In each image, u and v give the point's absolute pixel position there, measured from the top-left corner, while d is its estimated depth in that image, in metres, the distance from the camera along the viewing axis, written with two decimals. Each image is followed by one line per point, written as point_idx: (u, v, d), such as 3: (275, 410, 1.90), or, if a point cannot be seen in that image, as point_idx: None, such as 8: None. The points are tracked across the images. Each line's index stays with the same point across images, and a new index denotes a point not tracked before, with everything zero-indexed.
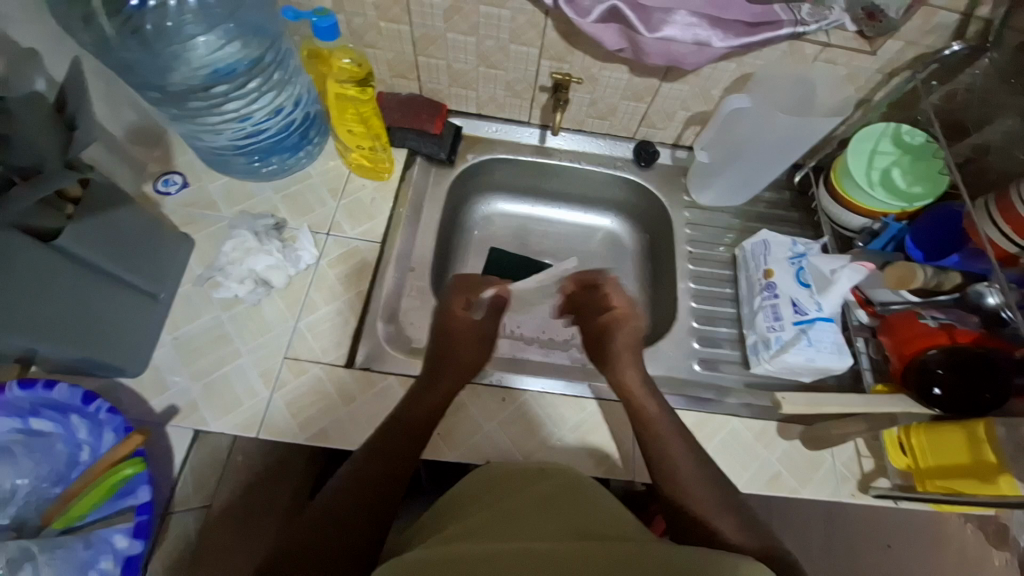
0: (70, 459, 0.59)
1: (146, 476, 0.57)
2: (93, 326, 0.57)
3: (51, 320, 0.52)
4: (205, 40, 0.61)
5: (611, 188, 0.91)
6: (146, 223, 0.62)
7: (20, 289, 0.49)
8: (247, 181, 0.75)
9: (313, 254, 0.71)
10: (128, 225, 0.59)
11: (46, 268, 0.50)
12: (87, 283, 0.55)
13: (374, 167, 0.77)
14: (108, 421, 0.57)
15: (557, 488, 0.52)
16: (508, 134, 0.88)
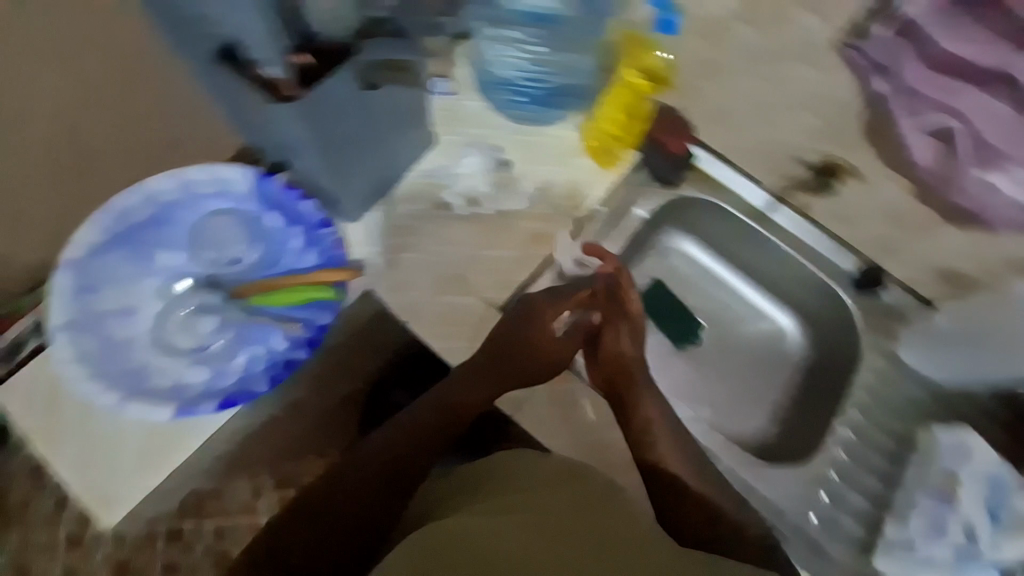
0: (274, 261, 0.69)
1: (334, 305, 0.67)
2: (343, 167, 0.64)
3: (330, 144, 0.59)
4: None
5: (809, 292, 0.83)
6: (407, 104, 0.66)
7: (335, 108, 0.56)
8: (499, 114, 0.79)
9: (523, 202, 0.77)
10: (401, 101, 0.65)
11: (346, 103, 0.57)
12: (360, 131, 0.61)
13: (605, 156, 0.79)
14: (325, 246, 0.69)
15: (571, 493, 0.52)
16: (738, 185, 0.82)
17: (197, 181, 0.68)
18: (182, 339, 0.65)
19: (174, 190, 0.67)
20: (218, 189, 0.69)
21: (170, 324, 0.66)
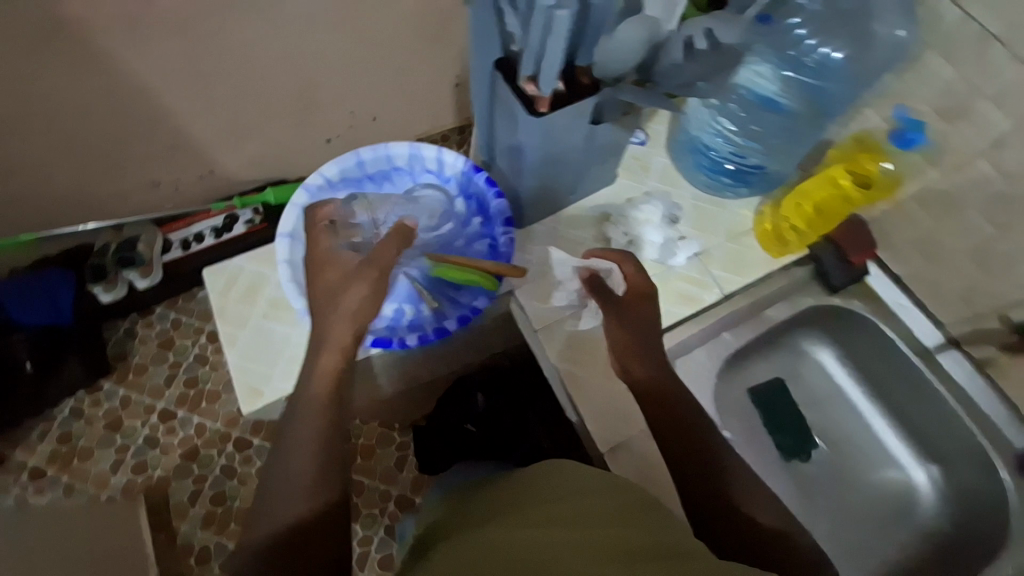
0: (451, 238, 0.76)
1: (488, 294, 0.72)
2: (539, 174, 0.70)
3: (545, 155, 0.67)
4: (786, 74, 0.74)
5: (960, 455, 0.75)
6: (619, 143, 0.72)
7: (565, 124, 0.62)
8: (682, 174, 0.81)
9: (680, 260, 0.77)
10: (616, 135, 0.69)
11: (577, 124, 0.62)
12: (571, 151, 0.67)
13: (777, 245, 0.78)
14: (501, 245, 0.74)
15: (625, 506, 0.49)
16: (909, 318, 0.77)
17: (423, 155, 0.76)
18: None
19: (402, 155, 0.76)
20: (436, 167, 0.77)
21: None
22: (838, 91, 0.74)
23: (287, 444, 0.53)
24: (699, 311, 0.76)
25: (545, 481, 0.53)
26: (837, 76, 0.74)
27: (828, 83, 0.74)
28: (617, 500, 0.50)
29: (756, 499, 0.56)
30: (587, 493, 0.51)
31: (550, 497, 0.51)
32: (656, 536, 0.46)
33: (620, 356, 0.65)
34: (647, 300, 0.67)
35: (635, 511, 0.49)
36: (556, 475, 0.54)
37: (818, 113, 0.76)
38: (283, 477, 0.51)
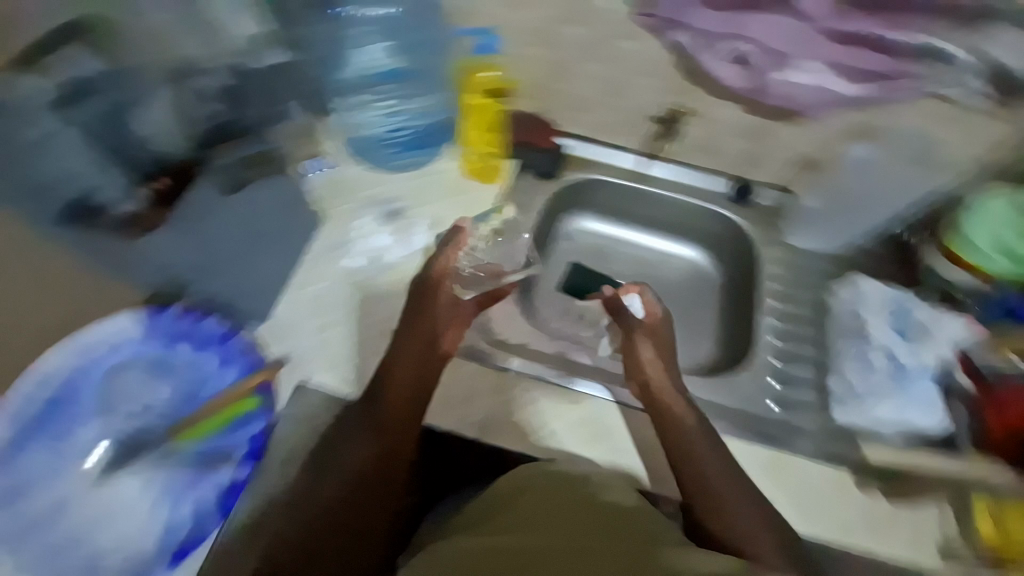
0: (191, 392, 0.64)
1: (263, 412, 0.64)
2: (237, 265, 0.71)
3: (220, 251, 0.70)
4: (380, 48, 0.76)
5: (704, 221, 0.93)
6: None
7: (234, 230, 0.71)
8: (378, 171, 0.83)
9: (424, 239, 0.80)
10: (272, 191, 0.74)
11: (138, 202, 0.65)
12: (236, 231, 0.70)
13: (487, 174, 0.85)
14: (239, 358, 0.65)
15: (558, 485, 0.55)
16: (607, 157, 0.92)
17: (87, 345, 0.59)
18: (132, 514, 0.59)
19: (59, 368, 0.57)
20: (109, 344, 0.60)
21: (109, 495, 0.60)
22: (422, 29, 0.76)
23: (355, 441, 0.65)
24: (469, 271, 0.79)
25: (510, 489, 0.56)
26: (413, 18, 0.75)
27: (410, 33, 0.76)
28: (569, 485, 0.55)
29: (740, 507, 0.61)
30: (543, 487, 0.55)
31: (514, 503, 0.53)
32: (605, 504, 0.51)
33: (655, 382, 0.71)
34: (659, 327, 0.79)
35: (586, 489, 0.54)
36: (525, 478, 0.57)
37: (426, 53, 0.77)
38: (390, 410, 0.65)
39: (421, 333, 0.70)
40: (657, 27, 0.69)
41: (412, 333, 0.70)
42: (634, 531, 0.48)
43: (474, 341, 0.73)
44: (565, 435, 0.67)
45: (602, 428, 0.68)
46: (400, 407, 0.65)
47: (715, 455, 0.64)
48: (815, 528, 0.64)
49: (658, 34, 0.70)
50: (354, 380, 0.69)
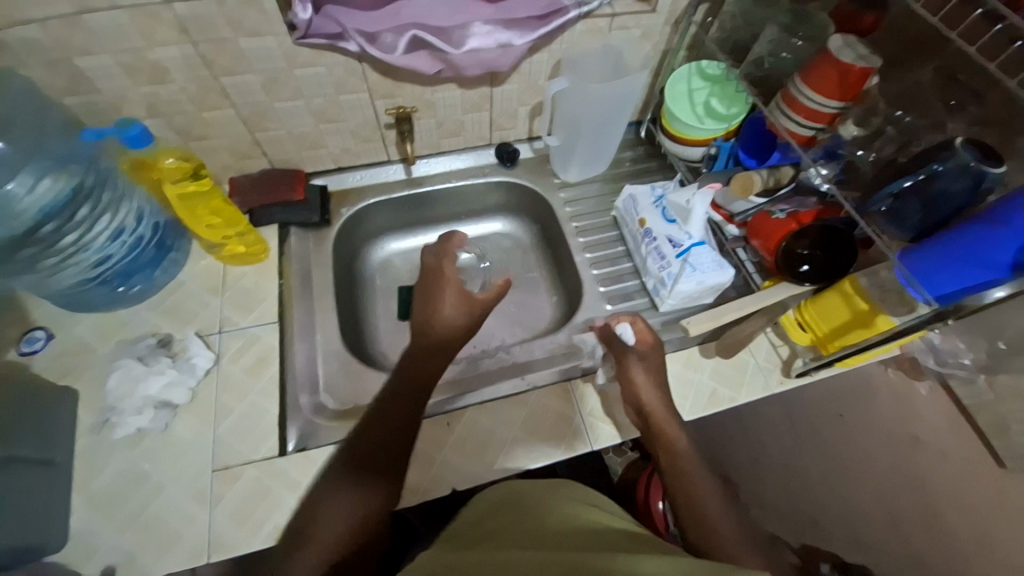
0: None
1: None
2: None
3: None
4: (17, 191, 0.61)
5: (491, 194, 0.96)
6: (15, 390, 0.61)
7: None
8: (115, 309, 0.73)
9: (209, 356, 0.71)
10: None
11: None
12: None
13: (249, 251, 0.78)
14: None
15: (518, 504, 0.52)
16: (374, 177, 0.91)
17: None
18: None
19: None
20: None
21: None
22: (55, 143, 0.64)
23: (343, 493, 0.55)
24: (281, 356, 0.73)
25: (478, 519, 0.52)
26: (30, 140, 0.62)
27: (46, 146, 0.63)
28: (531, 496, 0.53)
29: (710, 504, 0.53)
30: (510, 507, 0.52)
31: (489, 528, 0.49)
32: (586, 519, 0.48)
33: (649, 402, 0.63)
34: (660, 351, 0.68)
35: (553, 497, 0.52)
36: (483, 508, 0.55)
37: (83, 168, 0.65)
38: (382, 445, 0.57)
39: (428, 364, 0.63)
40: (325, 45, 0.68)
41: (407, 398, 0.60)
42: (625, 542, 0.43)
43: (322, 422, 0.69)
44: (454, 458, 0.68)
45: (482, 424, 0.70)
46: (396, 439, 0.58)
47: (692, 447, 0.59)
48: (687, 410, 0.71)
49: (332, 48, 0.68)
50: (203, 544, 0.60)
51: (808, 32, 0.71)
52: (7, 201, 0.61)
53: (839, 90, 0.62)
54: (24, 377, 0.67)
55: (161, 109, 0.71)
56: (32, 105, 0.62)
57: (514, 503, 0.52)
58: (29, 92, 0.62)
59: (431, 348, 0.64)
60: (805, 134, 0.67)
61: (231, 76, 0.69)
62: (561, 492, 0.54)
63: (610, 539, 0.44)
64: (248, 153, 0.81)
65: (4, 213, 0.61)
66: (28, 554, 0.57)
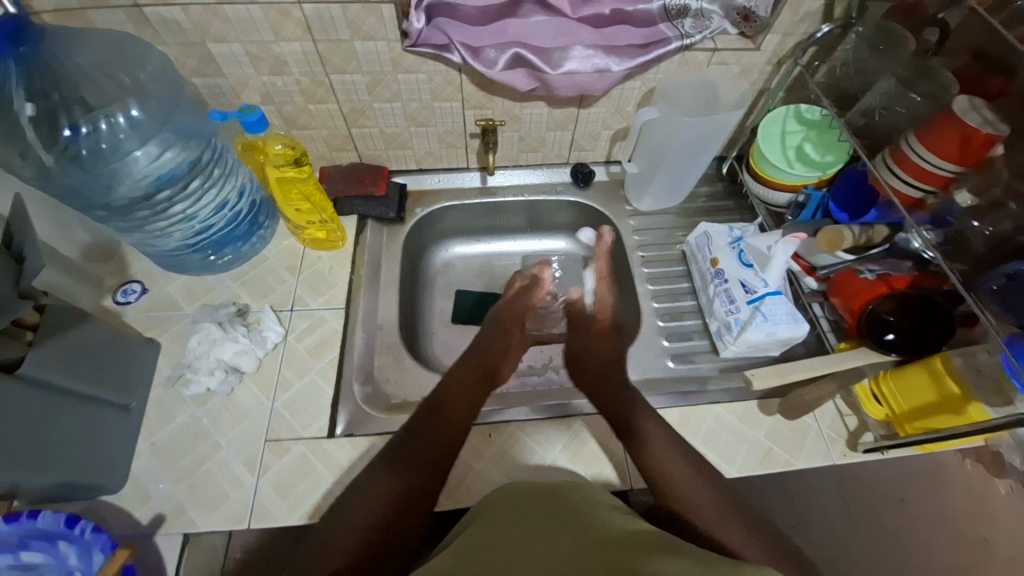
0: None
1: None
2: (71, 451, 0.58)
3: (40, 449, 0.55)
4: (143, 158, 0.67)
5: (560, 212, 0.96)
6: (108, 335, 0.66)
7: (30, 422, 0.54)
8: (203, 275, 0.79)
9: (278, 331, 0.75)
10: (88, 341, 0.62)
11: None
12: (58, 405, 0.57)
13: (328, 238, 0.83)
14: (95, 541, 0.54)
15: (530, 501, 0.53)
16: (451, 181, 0.94)
17: None
18: None
19: None
20: None
21: None
22: (182, 119, 0.69)
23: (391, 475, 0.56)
24: (342, 342, 0.76)
25: (486, 508, 0.54)
26: (161, 114, 0.67)
27: (174, 121, 0.68)
28: (538, 491, 0.54)
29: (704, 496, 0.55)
30: (519, 499, 0.53)
31: (502, 516, 0.50)
32: (598, 523, 0.48)
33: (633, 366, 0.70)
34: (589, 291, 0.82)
35: (553, 493, 0.53)
36: (490, 498, 0.56)
37: (202, 142, 0.71)
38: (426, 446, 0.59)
39: (460, 402, 0.65)
40: (431, 54, 0.71)
41: (432, 424, 0.61)
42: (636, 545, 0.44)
43: (371, 412, 0.72)
44: (491, 472, 0.68)
45: (523, 440, 0.70)
46: (428, 453, 0.59)
47: (670, 444, 0.60)
48: (737, 465, 0.67)
49: (435, 58, 0.72)
50: (247, 509, 0.63)
51: (929, 89, 0.67)
52: (132, 164, 0.66)
53: (958, 154, 0.59)
54: (117, 323, 0.74)
55: (274, 97, 0.76)
56: (167, 83, 0.68)
57: (527, 494, 0.54)
58: (163, 70, 0.68)
59: (474, 384, 0.69)
60: (913, 196, 0.64)
61: (339, 74, 0.73)
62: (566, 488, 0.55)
63: (618, 543, 0.44)
64: (341, 145, 0.86)
65: (127, 175, 0.66)
66: (94, 489, 0.61)
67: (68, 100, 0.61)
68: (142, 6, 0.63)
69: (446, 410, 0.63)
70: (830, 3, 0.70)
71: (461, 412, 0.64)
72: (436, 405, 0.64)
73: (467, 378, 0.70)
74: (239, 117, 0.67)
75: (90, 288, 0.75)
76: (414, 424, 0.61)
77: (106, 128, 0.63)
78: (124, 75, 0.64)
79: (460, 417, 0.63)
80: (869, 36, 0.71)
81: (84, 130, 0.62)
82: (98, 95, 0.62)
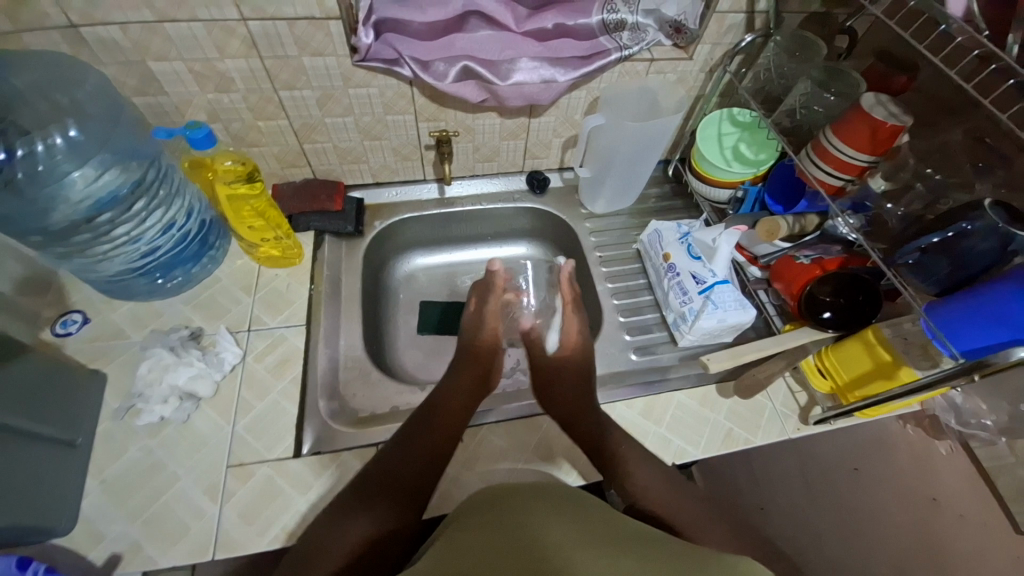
0: None
1: None
2: (14, 495, 0.54)
3: None
4: (81, 180, 0.64)
5: (519, 218, 0.99)
6: (48, 369, 0.62)
7: None
8: (152, 299, 0.76)
9: (236, 352, 0.73)
10: (27, 374, 0.59)
11: None
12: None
13: (284, 256, 0.81)
14: None
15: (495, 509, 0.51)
16: (408, 194, 0.95)
17: None
18: None
19: None
20: None
21: None
22: (123, 139, 0.67)
23: (364, 510, 0.54)
24: (305, 359, 0.75)
25: (467, 512, 0.52)
26: (100, 133, 0.64)
27: (114, 142, 0.66)
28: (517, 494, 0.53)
29: (678, 512, 0.56)
30: (499, 503, 0.52)
31: (484, 522, 0.48)
32: (567, 524, 0.47)
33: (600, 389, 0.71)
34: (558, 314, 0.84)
35: (535, 499, 0.52)
36: (464, 506, 0.54)
37: (145, 162, 0.69)
38: (399, 471, 0.59)
39: (450, 411, 0.67)
40: (381, 68, 0.72)
41: (420, 438, 0.62)
42: (612, 548, 0.43)
43: (338, 427, 0.70)
44: (468, 479, 0.68)
45: (494, 441, 0.71)
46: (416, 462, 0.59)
47: (657, 476, 0.60)
48: (701, 447, 0.70)
49: (387, 72, 0.73)
50: (210, 539, 0.60)
51: (841, 89, 0.74)
52: (69, 187, 0.63)
53: (869, 144, 0.65)
54: (57, 356, 0.69)
55: (220, 115, 0.75)
56: (107, 103, 0.66)
57: (512, 498, 0.52)
58: (102, 90, 0.65)
59: (458, 401, 0.69)
60: (834, 184, 0.70)
61: (289, 90, 0.73)
62: (544, 491, 0.54)
63: (591, 545, 0.43)
64: (294, 162, 0.86)
65: (64, 198, 0.63)
66: (39, 534, 0.57)
67: (4, 122, 0.58)
68: (78, 26, 0.61)
69: (435, 423, 0.65)
70: (749, 15, 0.76)
71: (450, 423, 0.65)
72: (424, 422, 0.64)
73: (461, 383, 0.72)
74: (185, 134, 0.66)
75: (23, 323, 0.71)
76: (403, 437, 0.62)
77: (41, 150, 0.60)
78: (61, 95, 0.62)
79: (446, 429, 0.64)
80: (785, 43, 0.77)
81: (18, 153, 0.59)
82: (33, 117, 0.60)
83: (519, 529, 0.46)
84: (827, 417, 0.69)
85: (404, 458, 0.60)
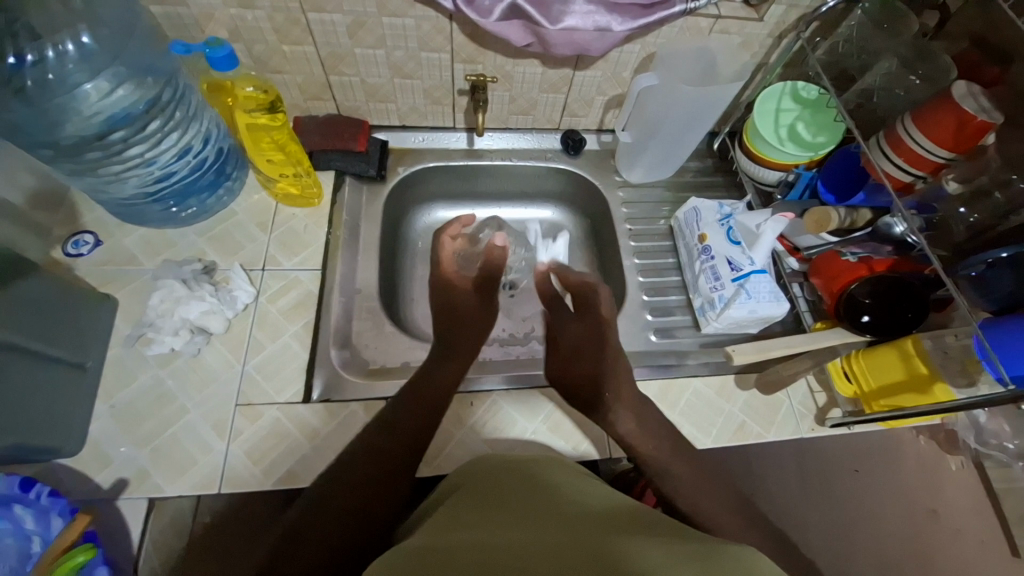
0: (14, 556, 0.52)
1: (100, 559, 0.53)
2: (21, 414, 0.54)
3: None
4: (93, 93, 0.59)
5: (548, 179, 0.93)
6: (58, 290, 0.61)
7: None
8: (165, 227, 0.73)
9: (249, 292, 0.71)
10: (37, 293, 0.58)
11: None
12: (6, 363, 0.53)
13: (302, 194, 0.78)
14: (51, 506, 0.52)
15: (493, 487, 0.49)
16: (436, 141, 0.89)
17: None
18: None
19: None
20: None
21: None
22: (137, 52, 0.62)
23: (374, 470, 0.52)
24: (318, 307, 0.73)
25: (470, 486, 0.51)
26: (114, 42, 0.59)
27: (129, 54, 0.61)
28: (519, 472, 0.51)
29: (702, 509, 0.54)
30: (503, 476, 0.51)
31: (486, 498, 0.47)
32: (572, 502, 0.46)
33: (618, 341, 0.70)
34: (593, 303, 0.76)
35: (540, 476, 0.50)
36: (465, 481, 0.52)
37: (161, 79, 0.64)
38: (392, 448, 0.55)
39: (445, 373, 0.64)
40: None
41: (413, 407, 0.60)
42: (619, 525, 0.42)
43: (348, 377, 0.69)
44: (473, 441, 0.68)
45: (500, 408, 0.70)
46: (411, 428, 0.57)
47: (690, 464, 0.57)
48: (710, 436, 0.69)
49: (425, 2, 0.66)
50: (216, 474, 0.61)
51: (929, 72, 0.67)
52: (81, 99, 0.59)
53: (952, 139, 0.58)
54: (68, 276, 0.68)
55: (242, 35, 0.69)
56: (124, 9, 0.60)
57: (518, 467, 0.52)
58: None
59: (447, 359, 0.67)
60: (903, 179, 0.64)
61: (318, 12, 0.67)
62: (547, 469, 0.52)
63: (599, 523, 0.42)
64: (318, 94, 0.80)
65: (75, 111, 0.59)
66: (47, 452, 0.58)
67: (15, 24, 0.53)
68: None
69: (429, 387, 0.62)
70: None
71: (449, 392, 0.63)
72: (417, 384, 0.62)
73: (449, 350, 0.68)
74: (204, 51, 0.61)
75: (35, 238, 0.69)
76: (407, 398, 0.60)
77: (52, 56, 0.56)
78: None
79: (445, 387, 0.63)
80: (875, 12, 0.69)
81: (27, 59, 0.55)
82: (44, 19, 0.55)
83: (522, 511, 0.44)
84: (847, 421, 0.67)
85: (396, 430, 0.57)
